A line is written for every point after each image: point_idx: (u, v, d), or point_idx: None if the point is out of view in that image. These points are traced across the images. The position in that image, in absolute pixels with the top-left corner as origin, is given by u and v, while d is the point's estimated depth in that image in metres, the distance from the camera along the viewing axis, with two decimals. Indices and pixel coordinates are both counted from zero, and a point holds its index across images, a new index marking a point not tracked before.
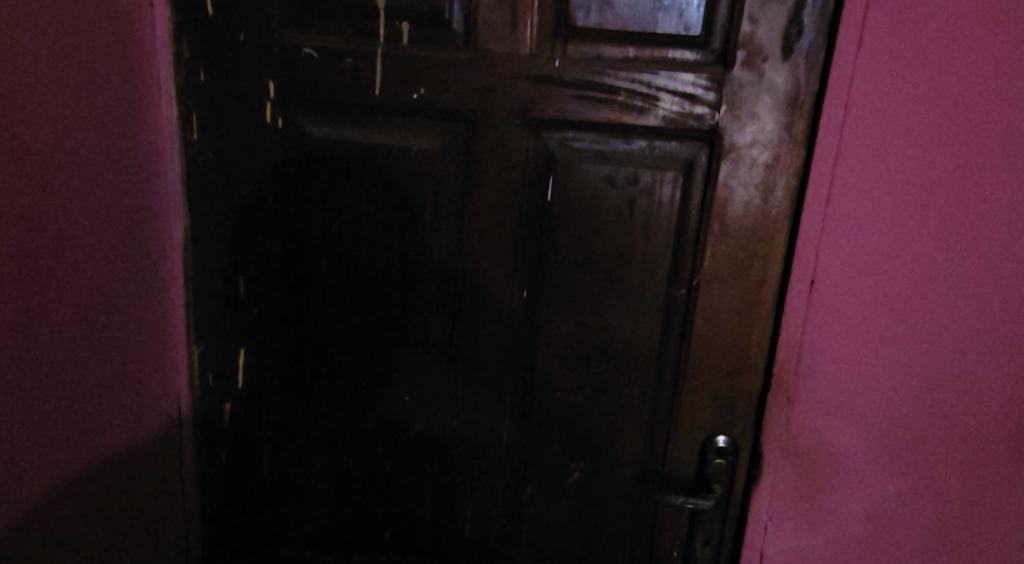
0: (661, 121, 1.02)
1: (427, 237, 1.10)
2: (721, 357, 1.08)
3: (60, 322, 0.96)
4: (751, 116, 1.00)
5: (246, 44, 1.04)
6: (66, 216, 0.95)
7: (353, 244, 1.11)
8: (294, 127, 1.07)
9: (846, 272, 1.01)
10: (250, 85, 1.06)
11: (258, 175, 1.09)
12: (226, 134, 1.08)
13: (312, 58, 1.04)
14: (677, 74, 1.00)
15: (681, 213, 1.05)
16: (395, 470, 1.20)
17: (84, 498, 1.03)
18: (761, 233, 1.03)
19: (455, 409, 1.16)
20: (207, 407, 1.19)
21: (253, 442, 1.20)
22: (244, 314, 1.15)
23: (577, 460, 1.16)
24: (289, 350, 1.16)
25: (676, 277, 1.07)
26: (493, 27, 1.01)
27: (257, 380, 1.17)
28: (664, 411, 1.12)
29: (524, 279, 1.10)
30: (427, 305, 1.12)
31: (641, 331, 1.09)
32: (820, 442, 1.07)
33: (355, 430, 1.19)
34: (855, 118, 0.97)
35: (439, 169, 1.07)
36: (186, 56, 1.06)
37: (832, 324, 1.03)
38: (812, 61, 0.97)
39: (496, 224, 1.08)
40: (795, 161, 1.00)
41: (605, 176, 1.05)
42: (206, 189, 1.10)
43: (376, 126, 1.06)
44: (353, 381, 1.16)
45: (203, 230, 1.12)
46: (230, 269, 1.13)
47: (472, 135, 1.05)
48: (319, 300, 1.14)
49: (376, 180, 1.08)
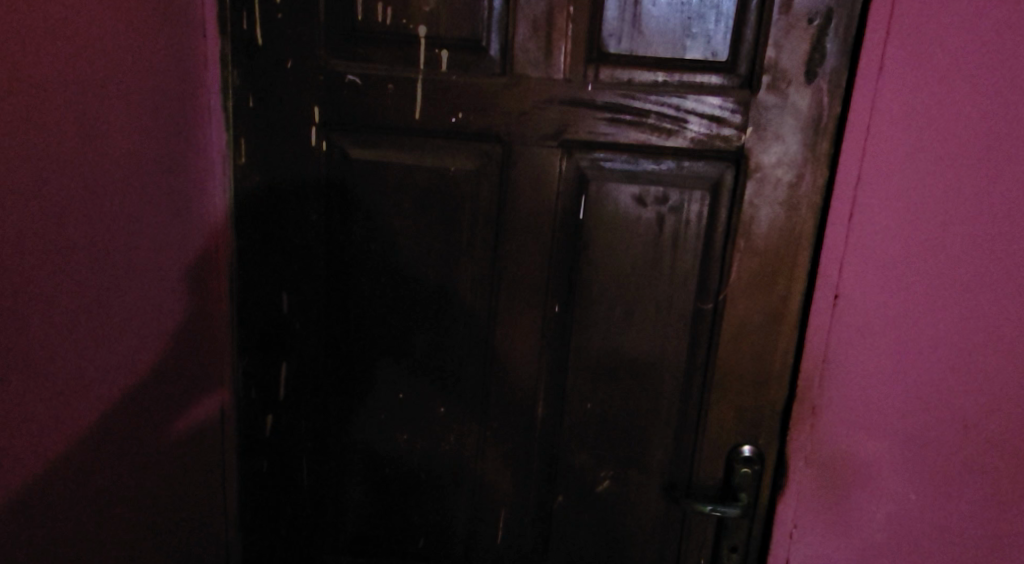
0: (690, 143, 1.06)
1: (465, 255, 1.14)
2: (747, 368, 1.12)
3: (114, 333, 1.02)
4: (776, 136, 1.04)
5: (293, 71, 1.09)
6: (123, 232, 1.01)
7: (391, 261, 1.15)
8: (336, 150, 1.12)
9: (869, 287, 1.05)
10: (295, 111, 1.11)
11: (300, 195, 1.14)
12: (272, 157, 1.13)
13: (355, 85, 1.09)
14: (704, 97, 1.04)
15: (709, 229, 1.09)
16: (430, 479, 1.23)
17: (130, 500, 1.08)
18: (786, 249, 1.07)
19: (489, 420, 1.20)
20: (250, 417, 1.24)
21: (293, 452, 1.24)
22: (287, 329, 1.19)
23: (608, 469, 1.19)
24: (330, 363, 1.20)
25: (703, 291, 1.11)
26: (529, 53, 1.05)
27: (298, 392, 1.21)
28: (691, 420, 1.16)
29: (556, 295, 1.14)
30: (463, 320, 1.16)
31: (669, 343, 1.13)
32: (843, 451, 1.11)
33: (392, 441, 1.22)
34: (877, 138, 1.01)
35: (476, 188, 1.11)
36: (235, 82, 1.11)
37: (855, 339, 1.06)
38: (835, 84, 1.01)
39: (529, 240, 1.12)
40: (818, 180, 1.04)
41: (633, 195, 1.09)
42: (249, 208, 1.15)
43: (415, 147, 1.11)
44: (390, 393, 1.20)
45: (247, 247, 1.17)
46: (273, 285, 1.18)
47: (507, 157, 1.09)
48: (359, 316, 1.18)
49: (415, 198, 1.13)
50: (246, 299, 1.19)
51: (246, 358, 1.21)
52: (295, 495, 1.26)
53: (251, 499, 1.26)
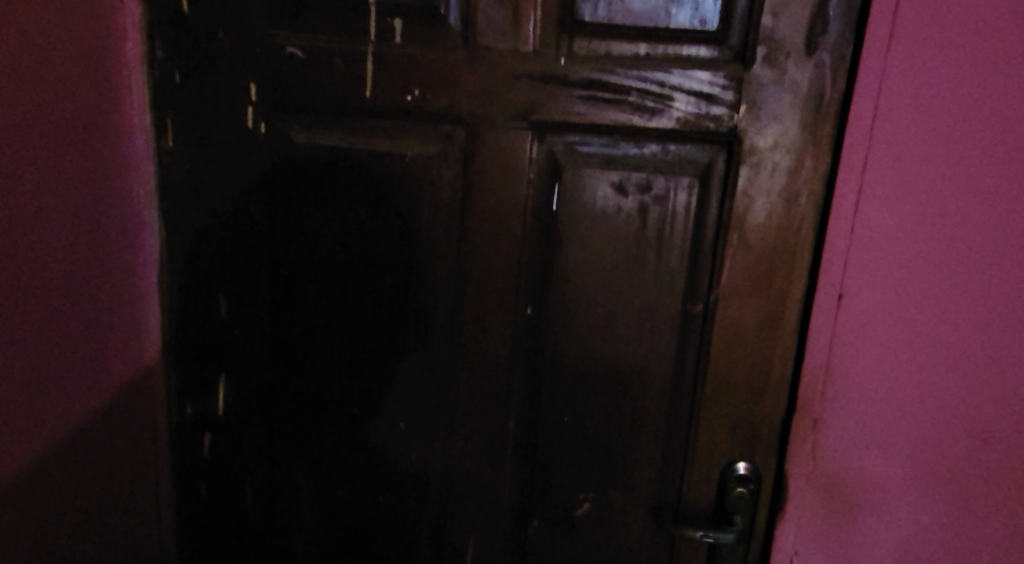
0: (676, 123, 0.94)
1: (424, 253, 1.01)
2: (742, 378, 1.00)
3: (26, 346, 0.89)
4: (773, 117, 0.92)
5: (226, 43, 0.97)
6: (33, 230, 0.88)
7: (341, 261, 1.03)
8: (276, 133, 0.99)
9: (878, 286, 0.93)
10: (229, 90, 0.98)
11: (237, 187, 1.01)
12: (206, 142, 1.00)
13: (297, 59, 0.96)
14: (692, 72, 0.92)
15: (698, 222, 0.97)
16: (389, 503, 1.11)
17: (43, 533, 0.94)
18: (784, 244, 0.95)
19: (455, 436, 1.07)
20: (185, 438, 1.11)
21: (235, 475, 1.11)
22: (224, 337, 1.06)
23: (588, 490, 1.07)
24: (273, 376, 1.07)
25: (692, 292, 0.99)
26: (494, 23, 0.93)
27: (238, 408, 1.08)
28: (680, 434, 1.04)
29: (529, 296, 1.02)
30: (423, 326, 1.04)
31: (655, 350, 1.01)
32: (848, 471, 0.98)
33: (345, 461, 1.10)
34: (887, 117, 0.89)
35: (437, 176, 0.99)
36: (160, 56, 0.98)
37: (861, 344, 0.94)
38: (839, 57, 0.89)
39: (498, 236, 1.00)
40: (820, 166, 0.92)
41: (613, 184, 0.97)
42: (181, 201, 1.02)
43: (366, 130, 0.98)
44: (342, 408, 1.08)
45: (180, 244, 1.04)
46: (209, 286, 1.05)
47: (471, 140, 0.97)
48: (307, 322, 1.05)
49: (367, 190, 1.00)
50: (178, 302, 1.06)
51: (179, 369, 1.08)
52: (240, 522, 1.13)
53: (191, 527, 1.14)
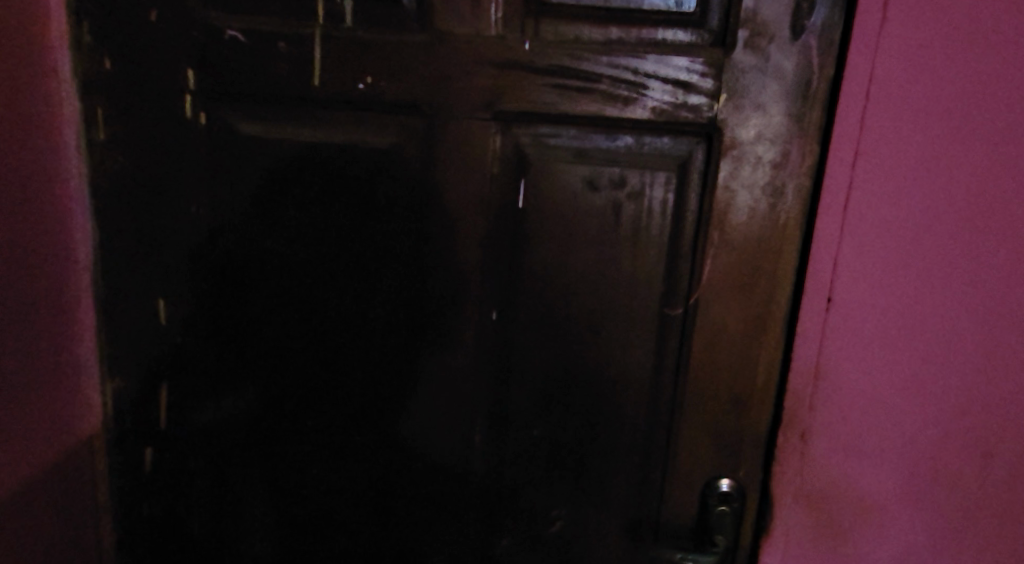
0: (651, 114, 0.87)
1: (380, 253, 0.94)
2: (724, 387, 0.93)
3: None
4: (756, 106, 0.85)
5: (160, 26, 0.89)
6: None
7: (290, 261, 0.95)
8: (218, 123, 0.92)
9: (869, 288, 0.86)
10: (167, 77, 0.90)
11: (179, 182, 0.93)
12: (143, 134, 0.92)
13: (238, 42, 0.89)
14: (668, 58, 0.85)
15: (675, 220, 0.90)
16: (346, 520, 1.04)
17: None
18: (768, 243, 0.88)
19: (416, 450, 1.00)
20: (126, 453, 1.03)
21: (181, 491, 1.04)
22: (166, 344, 0.98)
23: (559, 508, 1.00)
24: (220, 386, 1.00)
25: (670, 296, 0.92)
26: (452, 4, 0.86)
27: (183, 419, 1.01)
28: (658, 448, 0.97)
29: (494, 300, 0.94)
30: (380, 332, 0.96)
31: (631, 358, 0.94)
32: (838, 488, 0.91)
33: (299, 476, 1.02)
34: (879, 105, 0.82)
35: (393, 170, 0.91)
36: (88, 39, 0.90)
37: (852, 351, 0.87)
38: (827, 40, 0.82)
39: (460, 235, 0.93)
40: (807, 158, 0.85)
41: (585, 179, 0.90)
42: (116, 198, 0.94)
43: (315, 121, 0.91)
44: (295, 420, 1.00)
45: (116, 245, 0.96)
46: (149, 289, 0.97)
47: (430, 131, 0.90)
48: (255, 327, 0.98)
49: (317, 185, 0.93)
50: (116, 307, 0.98)
51: (119, 379, 1.00)
52: (188, 541, 1.06)
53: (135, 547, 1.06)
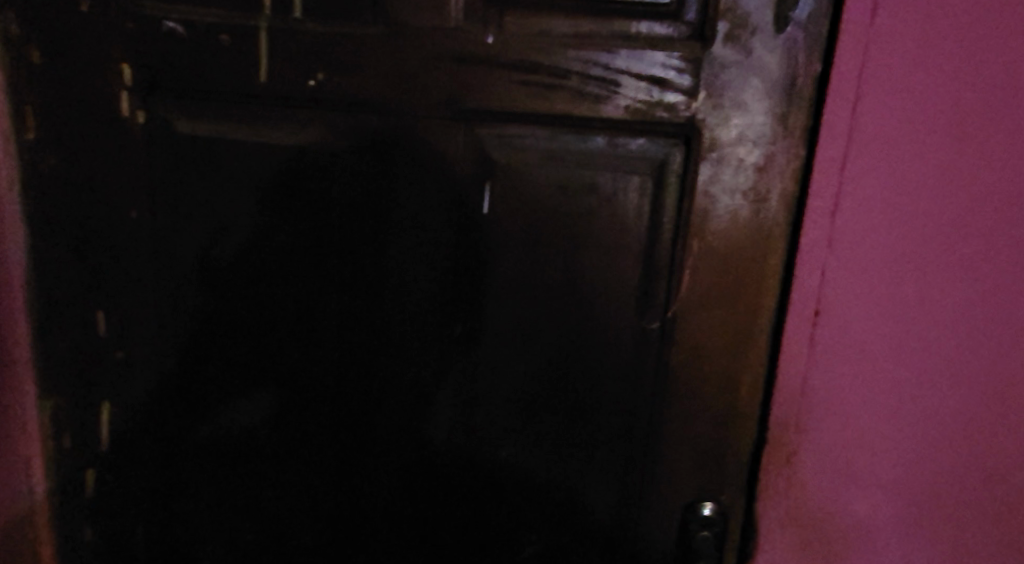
0: (624, 113, 0.81)
1: (335, 261, 0.87)
2: (704, 404, 0.87)
3: None
4: (737, 104, 0.79)
5: (92, 18, 0.83)
6: None
7: (239, 271, 0.89)
8: (157, 121, 0.86)
9: (859, 301, 0.79)
10: (101, 72, 0.84)
11: (118, 185, 0.87)
12: (78, 133, 0.86)
13: (177, 35, 0.83)
14: (642, 53, 0.79)
15: (652, 227, 0.83)
16: (304, 545, 0.97)
17: None
18: (751, 252, 0.82)
19: (377, 470, 0.94)
20: (69, 472, 0.97)
21: (128, 514, 0.97)
22: (109, 358, 0.92)
23: (532, 531, 0.94)
24: (167, 403, 0.93)
25: (646, 308, 0.86)
26: None
27: (128, 439, 0.95)
28: (635, 470, 0.90)
29: (458, 312, 0.88)
30: (336, 345, 0.90)
31: (605, 373, 0.88)
32: (827, 512, 0.85)
33: (253, 499, 0.96)
34: (870, 104, 0.75)
35: (348, 172, 0.85)
36: (14, 31, 0.84)
37: (840, 368, 0.81)
38: (813, 34, 0.76)
39: (421, 241, 0.86)
40: (793, 162, 0.79)
41: (556, 182, 0.84)
42: (51, 202, 0.88)
43: (263, 120, 0.85)
44: (248, 439, 0.94)
45: (50, 252, 0.89)
46: (88, 300, 0.91)
47: (386, 131, 0.84)
48: (203, 341, 0.91)
49: (266, 189, 0.86)
50: (53, 319, 0.91)
51: (58, 395, 0.94)
52: None
53: None
